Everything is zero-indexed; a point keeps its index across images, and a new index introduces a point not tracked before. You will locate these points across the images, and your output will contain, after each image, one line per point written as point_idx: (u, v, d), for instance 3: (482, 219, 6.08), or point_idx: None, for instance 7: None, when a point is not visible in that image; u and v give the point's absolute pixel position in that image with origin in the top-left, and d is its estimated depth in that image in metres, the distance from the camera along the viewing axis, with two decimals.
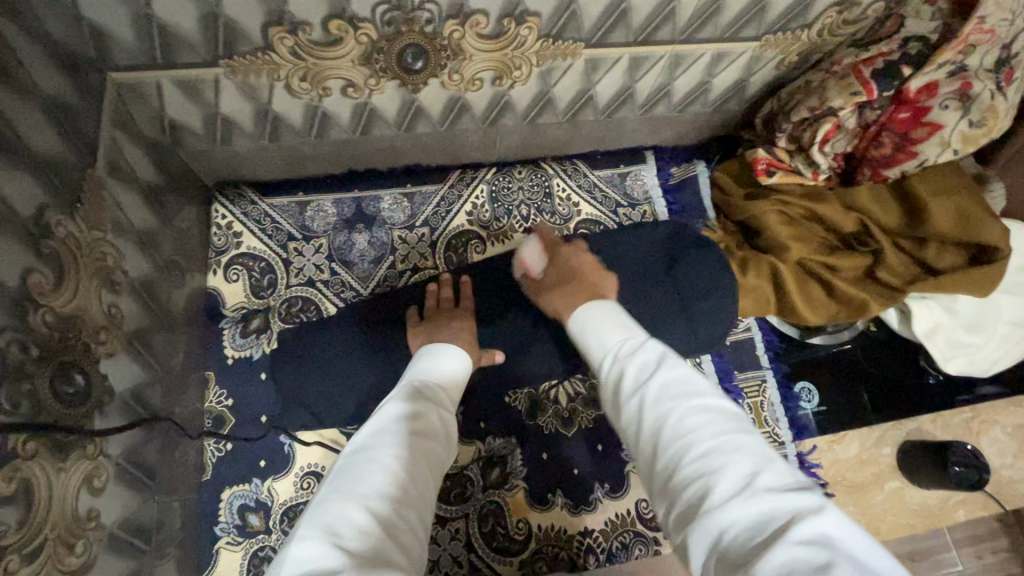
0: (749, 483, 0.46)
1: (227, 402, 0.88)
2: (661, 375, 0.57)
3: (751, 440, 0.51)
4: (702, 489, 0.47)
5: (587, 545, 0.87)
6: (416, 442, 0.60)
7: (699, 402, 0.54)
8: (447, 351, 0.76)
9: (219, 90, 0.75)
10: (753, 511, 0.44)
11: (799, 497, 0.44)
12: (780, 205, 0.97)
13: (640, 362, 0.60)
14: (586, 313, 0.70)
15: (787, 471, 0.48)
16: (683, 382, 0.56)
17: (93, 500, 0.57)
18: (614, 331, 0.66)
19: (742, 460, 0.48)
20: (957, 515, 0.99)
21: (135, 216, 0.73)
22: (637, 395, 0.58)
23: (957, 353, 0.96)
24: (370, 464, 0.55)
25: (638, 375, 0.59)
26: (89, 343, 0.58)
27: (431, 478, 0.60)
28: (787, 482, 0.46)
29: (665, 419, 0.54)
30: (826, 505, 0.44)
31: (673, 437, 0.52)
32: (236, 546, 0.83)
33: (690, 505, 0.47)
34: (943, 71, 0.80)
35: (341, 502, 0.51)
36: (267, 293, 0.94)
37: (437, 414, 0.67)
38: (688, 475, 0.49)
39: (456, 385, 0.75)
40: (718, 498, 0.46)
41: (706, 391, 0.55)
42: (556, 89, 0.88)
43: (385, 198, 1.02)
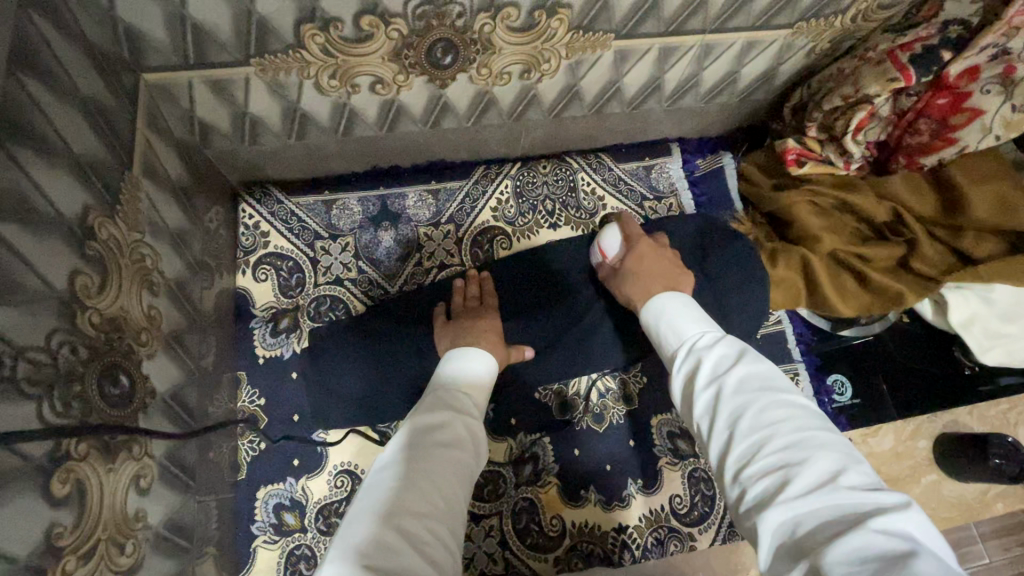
0: (834, 477, 0.45)
1: (259, 401, 0.88)
2: (741, 367, 0.57)
3: (834, 438, 0.50)
4: (783, 478, 0.46)
5: (622, 541, 0.87)
6: (439, 452, 0.61)
7: (780, 394, 0.53)
8: (471, 354, 0.76)
9: (248, 89, 0.75)
10: (835, 503, 0.43)
11: (884, 495, 0.43)
12: (811, 195, 0.95)
13: (719, 355, 0.60)
14: (662, 306, 0.71)
15: (869, 472, 0.47)
16: (761, 373, 0.56)
17: (140, 501, 0.57)
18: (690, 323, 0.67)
19: (825, 454, 0.47)
20: (995, 508, 0.98)
21: (169, 216, 0.73)
22: (715, 384, 0.57)
23: (995, 343, 0.94)
24: (392, 480, 0.56)
25: (714, 366, 0.59)
26: (132, 343, 0.58)
27: (459, 485, 0.60)
28: (870, 482, 0.45)
29: (742, 409, 0.53)
30: (910, 503, 0.43)
31: (751, 426, 0.51)
32: (272, 545, 0.83)
33: (768, 492, 0.46)
34: (985, 56, 0.78)
35: (363, 520, 0.52)
36: (296, 292, 0.94)
37: (461, 421, 0.66)
38: (764, 466, 0.48)
39: (482, 391, 0.74)
40: (800, 490, 0.45)
41: (786, 386, 0.55)
42: (584, 81, 0.87)
43: (410, 196, 1.01)
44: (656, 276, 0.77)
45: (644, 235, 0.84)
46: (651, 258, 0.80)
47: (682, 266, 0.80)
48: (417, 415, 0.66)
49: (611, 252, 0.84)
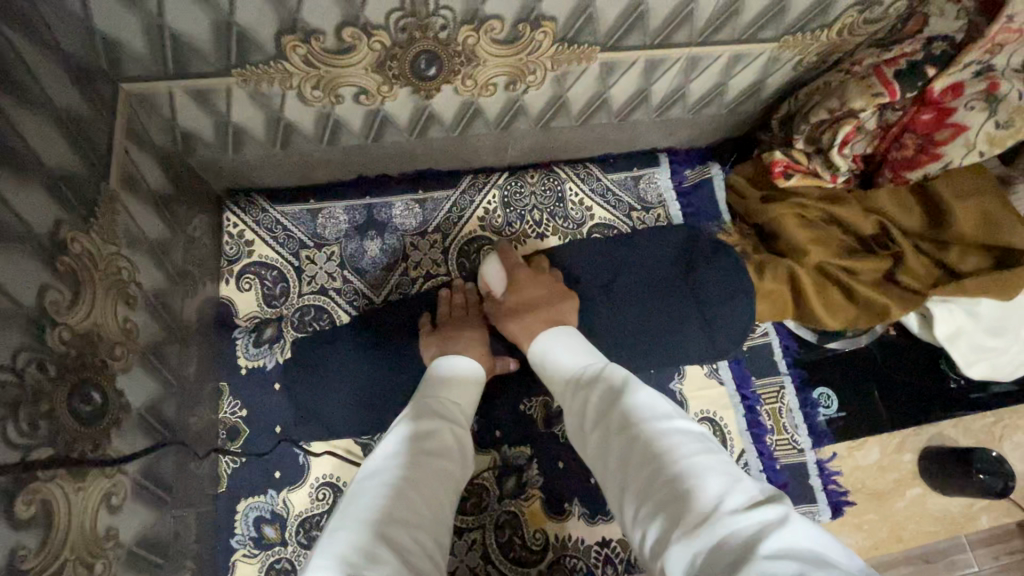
0: (714, 502, 0.48)
1: (240, 412, 0.87)
2: (627, 403, 0.60)
3: (716, 459, 0.53)
4: (671, 512, 0.49)
5: (606, 555, 0.86)
6: (427, 462, 0.61)
7: (664, 425, 0.57)
8: (460, 362, 0.77)
9: (230, 99, 0.74)
10: (715, 525, 0.46)
11: (760, 510, 0.46)
12: (797, 208, 0.95)
13: (608, 391, 0.63)
14: (551, 348, 0.75)
15: (751, 485, 0.50)
16: (646, 408, 0.59)
17: (111, 519, 0.56)
18: (580, 364, 0.70)
19: (707, 479, 0.50)
20: (980, 521, 0.98)
21: (148, 227, 0.72)
22: (606, 423, 0.60)
23: (979, 357, 0.95)
24: (379, 490, 0.55)
25: (604, 406, 0.62)
26: (106, 358, 0.58)
27: (444, 496, 0.60)
28: (751, 498, 0.48)
29: (633, 446, 0.56)
30: (787, 513, 0.46)
31: (641, 464, 0.54)
32: (252, 558, 0.82)
33: (658, 525, 0.49)
34: (968, 72, 0.78)
35: (346, 528, 0.51)
36: (279, 302, 0.93)
37: (450, 432, 0.66)
38: (656, 500, 0.51)
39: (470, 401, 0.74)
40: (684, 519, 0.48)
41: (669, 414, 0.58)
42: (570, 93, 0.86)
43: (396, 205, 1.01)
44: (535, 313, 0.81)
45: (525, 266, 0.88)
46: (532, 291, 0.84)
47: (563, 292, 0.86)
48: (413, 420, 0.66)
49: (495, 287, 0.86)
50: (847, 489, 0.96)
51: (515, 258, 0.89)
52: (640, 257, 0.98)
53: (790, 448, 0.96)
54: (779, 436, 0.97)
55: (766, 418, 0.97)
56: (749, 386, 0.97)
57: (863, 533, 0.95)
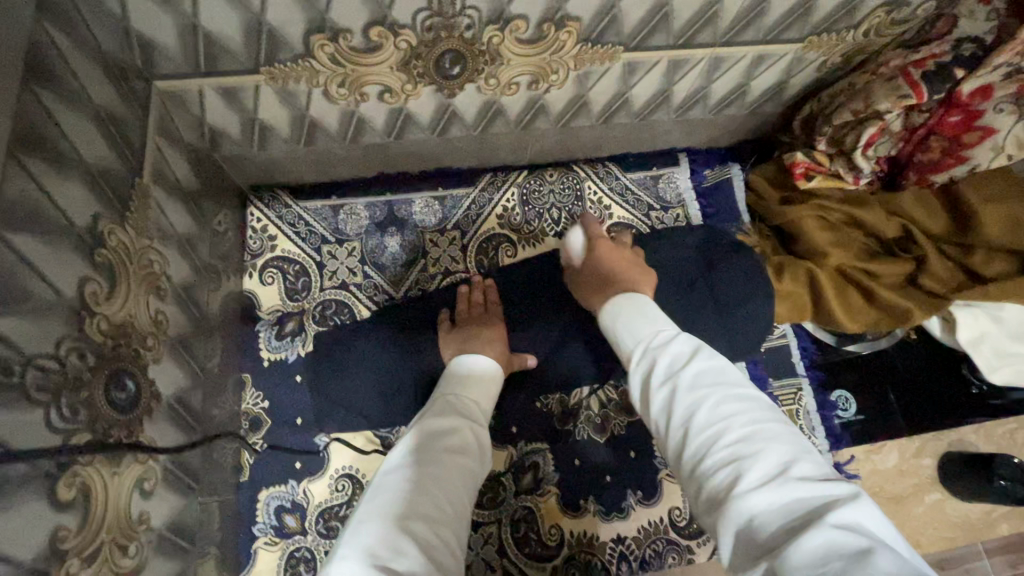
0: (783, 470, 0.48)
1: (262, 403, 0.88)
2: (695, 366, 0.60)
3: (784, 431, 0.53)
4: (737, 470, 0.49)
5: (620, 552, 0.86)
6: (448, 458, 0.62)
7: (734, 391, 0.57)
8: (476, 361, 0.77)
9: (258, 96, 0.76)
10: (784, 493, 0.46)
11: (832, 485, 0.46)
12: (819, 210, 0.94)
13: (675, 353, 0.63)
14: (615, 308, 0.74)
15: (819, 461, 0.50)
16: (716, 372, 0.59)
17: (144, 503, 0.58)
18: (646, 324, 0.69)
19: (777, 449, 0.50)
20: (1000, 529, 0.97)
21: (178, 222, 0.74)
22: (671, 383, 0.60)
23: (1004, 362, 0.94)
24: (403, 486, 0.57)
25: (672, 365, 0.62)
26: (138, 348, 0.59)
27: (466, 491, 0.61)
28: (820, 473, 0.48)
29: (700, 405, 0.56)
30: (856, 492, 0.46)
31: (708, 422, 0.54)
32: (273, 547, 0.83)
33: (721, 485, 0.50)
34: (997, 74, 0.76)
35: (371, 520, 0.53)
36: (301, 296, 0.95)
37: (470, 430, 0.67)
38: (721, 460, 0.51)
39: (489, 399, 0.75)
40: (753, 480, 0.48)
41: (738, 382, 0.58)
42: (592, 92, 0.87)
43: (416, 202, 1.02)
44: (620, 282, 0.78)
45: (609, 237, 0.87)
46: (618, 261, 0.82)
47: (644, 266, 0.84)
48: (429, 419, 0.67)
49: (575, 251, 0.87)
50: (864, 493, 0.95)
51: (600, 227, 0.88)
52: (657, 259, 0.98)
53: None
54: None
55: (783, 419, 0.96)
56: (767, 387, 0.97)
57: None
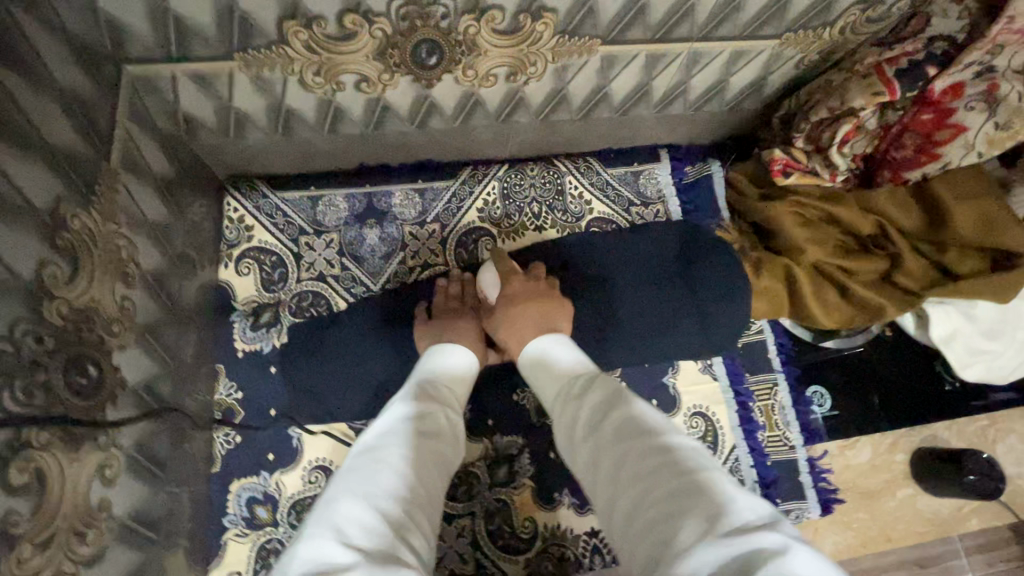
0: (703, 525, 0.45)
1: (236, 394, 0.88)
2: (615, 418, 0.58)
3: (708, 476, 0.50)
4: (664, 535, 0.47)
5: (593, 545, 0.86)
6: (424, 442, 0.61)
7: (654, 438, 0.55)
8: (451, 351, 0.78)
9: (233, 84, 0.75)
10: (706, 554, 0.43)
11: (758, 536, 0.43)
12: (796, 207, 0.94)
13: (596, 405, 0.61)
14: (542, 357, 0.73)
15: (746, 504, 0.47)
16: (637, 421, 0.57)
17: (105, 491, 0.57)
18: (570, 373, 0.68)
19: (697, 499, 0.47)
20: (970, 524, 0.98)
21: (150, 210, 0.73)
22: (596, 439, 0.59)
23: (976, 359, 0.96)
24: (378, 465, 0.56)
25: (595, 419, 0.60)
26: (102, 334, 0.59)
27: (439, 479, 0.61)
28: (745, 520, 0.45)
29: (624, 462, 0.54)
30: (782, 539, 0.43)
31: (632, 481, 0.52)
32: (243, 538, 0.82)
33: (648, 552, 0.47)
34: (968, 73, 0.77)
35: (343, 499, 0.52)
36: (278, 287, 0.94)
37: (444, 416, 0.67)
38: (649, 520, 0.49)
39: (462, 386, 0.75)
40: (678, 542, 0.45)
41: (659, 427, 0.56)
42: (571, 86, 0.87)
43: (396, 194, 1.01)
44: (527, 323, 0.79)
45: (516, 271, 0.88)
46: (518, 297, 0.82)
47: (553, 293, 0.84)
48: (407, 401, 0.67)
49: (488, 294, 0.89)
50: (837, 488, 0.96)
51: (508, 264, 0.89)
52: (637, 253, 0.99)
53: (781, 445, 0.95)
54: (771, 433, 0.96)
55: (759, 415, 0.96)
56: (742, 382, 0.97)
57: (852, 532, 0.95)
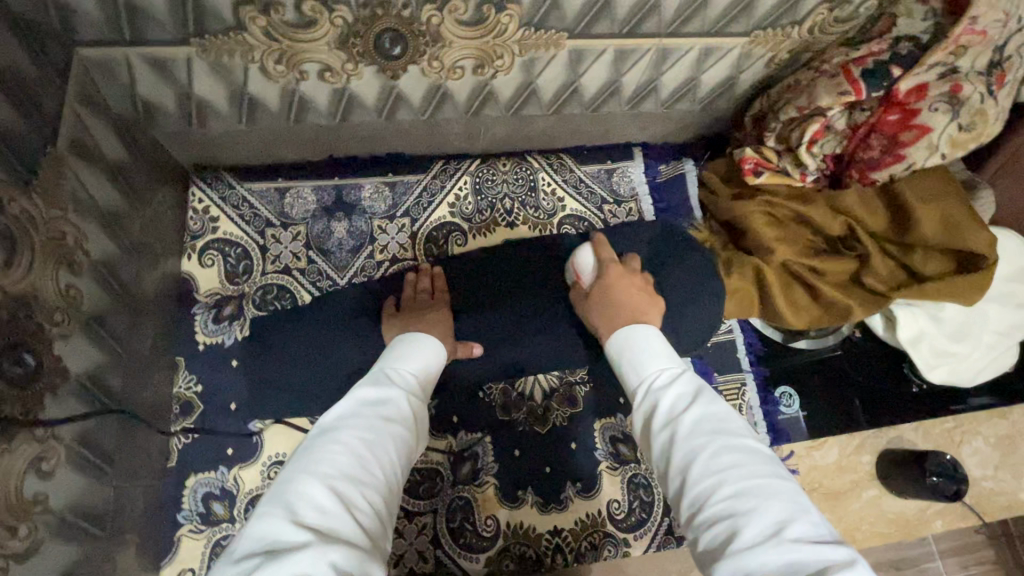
0: (779, 530, 0.46)
1: (196, 388, 0.86)
2: (696, 411, 0.58)
3: (784, 486, 0.51)
4: (731, 529, 0.48)
5: (556, 544, 0.86)
6: (382, 424, 0.60)
7: (734, 440, 0.55)
8: (418, 341, 0.75)
9: (191, 70, 0.74)
10: (780, 557, 0.44)
11: (830, 549, 0.45)
12: (766, 206, 0.94)
13: (676, 395, 0.61)
14: (624, 339, 0.72)
15: (820, 522, 0.48)
16: (717, 419, 0.57)
17: (41, 483, 0.56)
18: (649, 360, 0.68)
19: (771, 504, 0.49)
20: (934, 525, 0.98)
21: (102, 197, 0.72)
22: (670, 429, 0.59)
23: (941, 361, 0.96)
24: (336, 445, 0.55)
25: (672, 409, 0.61)
26: (42, 322, 0.57)
27: (403, 465, 0.60)
28: (819, 534, 0.47)
29: (697, 454, 0.54)
30: (855, 559, 0.44)
31: (703, 473, 0.53)
32: (198, 534, 0.80)
33: (715, 543, 0.48)
34: (933, 73, 0.78)
35: (303, 479, 0.51)
36: (242, 279, 0.92)
37: (407, 400, 0.66)
38: (721, 512, 0.50)
39: (429, 376, 0.74)
40: (746, 537, 0.47)
41: (739, 429, 0.57)
42: (539, 80, 0.86)
43: (366, 187, 1.00)
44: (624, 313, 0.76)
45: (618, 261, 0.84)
46: (625, 288, 0.79)
47: (652, 295, 0.80)
48: (371, 385, 0.65)
49: (584, 273, 0.85)
50: (802, 488, 0.96)
51: (612, 252, 0.85)
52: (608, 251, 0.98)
53: None
54: None
55: None
56: (711, 381, 0.97)
57: None
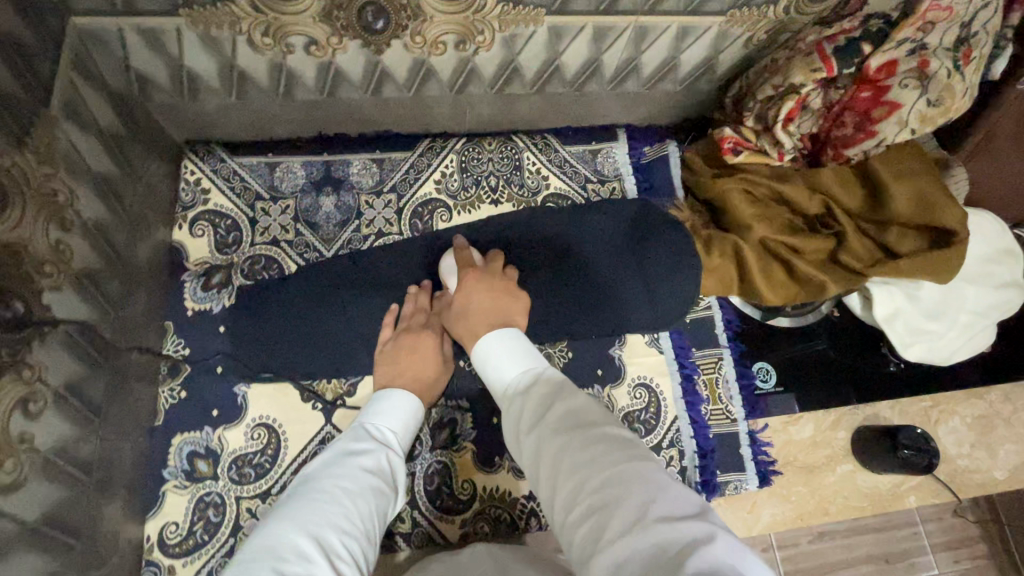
0: (642, 512, 0.46)
1: (183, 350, 0.88)
2: (559, 408, 0.57)
3: (646, 466, 0.51)
4: (599, 523, 0.47)
5: (530, 508, 0.88)
6: (362, 477, 0.62)
7: (594, 429, 0.54)
8: (391, 395, 0.74)
9: (181, 42, 0.77)
10: (647, 544, 0.44)
11: (686, 521, 0.46)
12: (745, 184, 0.96)
13: (540, 396, 0.60)
14: (489, 346, 0.68)
15: (680, 494, 0.49)
16: (579, 413, 0.56)
17: (27, 424, 0.59)
18: (513, 364, 0.66)
19: (633, 489, 0.48)
20: (907, 501, 0.99)
21: (94, 162, 0.75)
22: (537, 430, 0.57)
23: (917, 340, 0.98)
24: (319, 496, 0.57)
25: (537, 409, 0.59)
26: (32, 273, 0.61)
27: (378, 518, 0.61)
28: (681, 509, 0.47)
29: (563, 452, 0.53)
30: (712, 528, 0.45)
31: (568, 471, 0.52)
32: (183, 490, 0.83)
33: (586, 541, 0.48)
34: (902, 50, 0.79)
35: (283, 528, 0.53)
36: (231, 250, 0.94)
37: (386, 456, 0.67)
38: (590, 509, 0.49)
39: (410, 432, 0.75)
40: (610, 533, 0.46)
41: (599, 418, 0.56)
42: (521, 57, 0.89)
43: (354, 163, 1.01)
44: (479, 316, 0.74)
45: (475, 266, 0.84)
46: (476, 291, 0.78)
47: (513, 291, 0.80)
48: (347, 440, 0.67)
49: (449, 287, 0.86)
50: (776, 461, 0.97)
51: (470, 259, 0.85)
52: (589, 226, 1.00)
53: (724, 418, 0.97)
54: (714, 406, 0.97)
55: (703, 388, 0.98)
56: (688, 356, 0.99)
57: (790, 505, 0.96)
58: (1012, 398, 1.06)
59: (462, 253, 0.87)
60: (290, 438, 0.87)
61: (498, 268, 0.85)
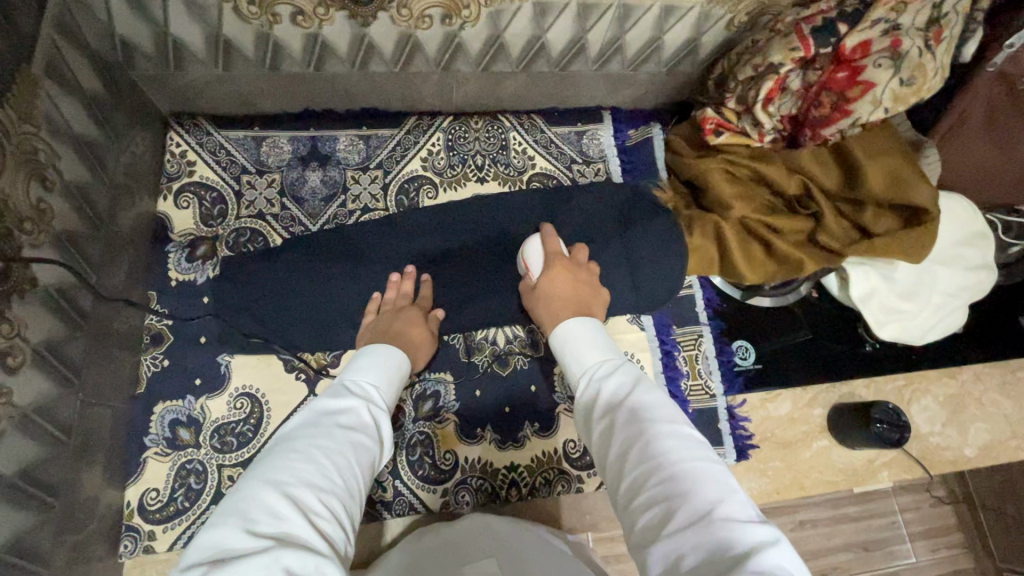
0: (710, 511, 0.45)
1: (166, 320, 0.88)
2: (633, 398, 0.56)
3: (716, 469, 0.49)
4: (664, 512, 0.46)
5: (512, 478, 0.89)
6: (342, 433, 0.58)
7: (667, 425, 0.52)
8: (374, 351, 0.73)
9: (166, 6, 0.78)
10: (710, 540, 0.43)
11: (756, 529, 0.44)
12: (726, 163, 0.98)
13: (613, 383, 0.59)
14: (566, 329, 0.67)
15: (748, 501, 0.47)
16: (654, 405, 0.55)
17: (5, 377, 0.59)
18: (589, 348, 0.65)
19: (703, 487, 0.47)
20: (880, 476, 1.02)
21: (77, 125, 0.75)
22: (609, 417, 0.56)
23: (891, 318, 1.00)
24: (294, 454, 0.53)
25: (610, 396, 0.58)
26: (12, 228, 0.61)
27: (363, 471, 0.58)
28: (750, 515, 0.45)
29: (632, 441, 0.52)
30: (779, 538, 0.43)
31: (639, 459, 0.51)
32: (164, 457, 0.83)
33: (647, 527, 0.47)
34: (875, 30, 0.82)
35: (253, 488, 0.49)
36: (216, 222, 0.94)
37: (368, 409, 0.63)
38: (655, 498, 0.48)
39: (394, 385, 0.72)
40: (675, 524, 0.45)
41: (674, 415, 0.54)
42: (506, 34, 0.90)
43: (341, 139, 1.01)
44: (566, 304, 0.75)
45: (565, 256, 0.83)
46: (564, 281, 0.79)
47: (596, 289, 0.81)
48: (327, 396, 0.63)
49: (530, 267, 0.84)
50: (754, 436, 0.99)
51: (557, 247, 0.84)
52: (574, 203, 1.01)
53: (702, 394, 0.99)
54: (693, 382, 0.99)
55: (683, 364, 1.00)
56: (669, 333, 1.01)
57: (767, 479, 0.98)
58: (983, 377, 1.09)
59: (551, 235, 0.85)
60: (274, 407, 0.88)
61: (581, 261, 0.85)
